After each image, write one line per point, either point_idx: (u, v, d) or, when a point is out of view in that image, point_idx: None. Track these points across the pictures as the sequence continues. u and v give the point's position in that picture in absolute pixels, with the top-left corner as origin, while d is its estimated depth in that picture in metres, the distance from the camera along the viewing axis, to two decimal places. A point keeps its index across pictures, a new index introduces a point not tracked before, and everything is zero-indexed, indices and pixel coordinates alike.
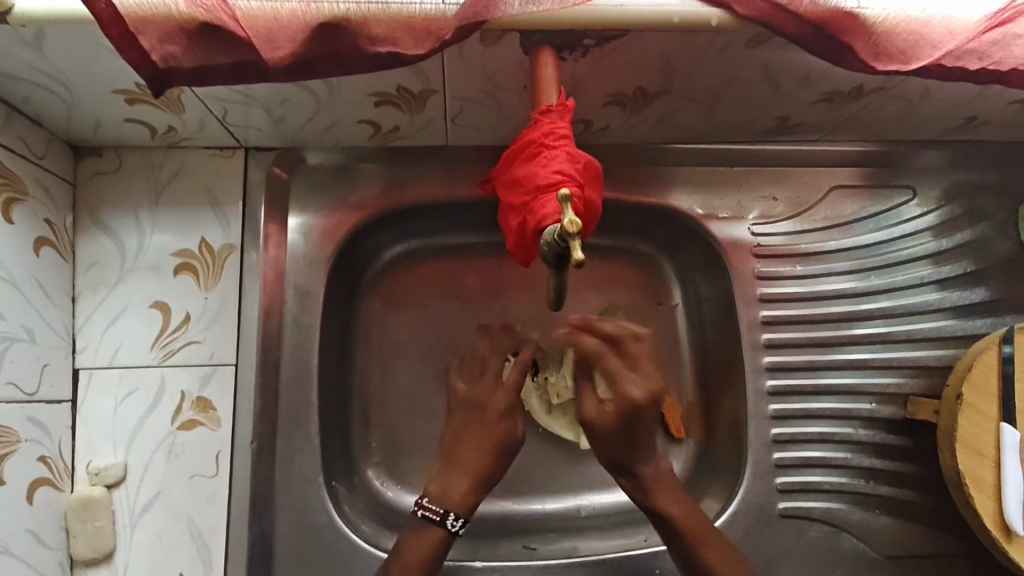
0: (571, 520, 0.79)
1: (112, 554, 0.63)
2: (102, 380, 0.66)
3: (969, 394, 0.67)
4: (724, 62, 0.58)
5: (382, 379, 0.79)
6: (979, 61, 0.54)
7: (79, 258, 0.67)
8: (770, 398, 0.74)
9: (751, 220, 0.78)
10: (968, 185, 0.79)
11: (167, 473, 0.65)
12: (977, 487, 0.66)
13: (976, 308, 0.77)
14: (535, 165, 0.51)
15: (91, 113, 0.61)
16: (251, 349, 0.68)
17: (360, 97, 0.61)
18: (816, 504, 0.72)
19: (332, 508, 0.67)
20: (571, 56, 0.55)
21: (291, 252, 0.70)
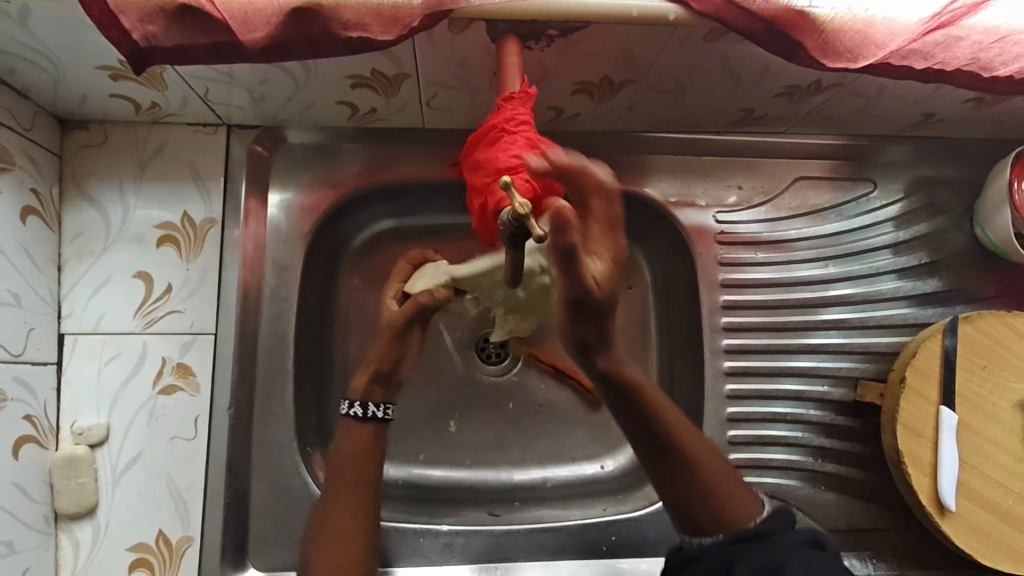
0: (536, 490, 0.83)
1: (95, 509, 0.67)
2: (86, 345, 0.69)
3: (912, 378, 0.71)
4: (686, 55, 0.61)
5: (359, 352, 0.82)
6: (924, 61, 0.57)
7: (65, 228, 0.70)
8: (726, 378, 0.78)
9: (716, 208, 0.81)
10: (927, 180, 0.83)
11: (147, 435, 0.68)
12: (916, 466, 0.69)
13: (928, 298, 0.81)
14: (496, 150, 0.54)
15: (77, 87, 0.64)
16: (230, 319, 0.71)
17: (337, 79, 0.63)
18: (767, 479, 0.76)
19: (305, 472, 0.71)
20: (536, 45, 0.58)
21: (271, 227, 0.74)
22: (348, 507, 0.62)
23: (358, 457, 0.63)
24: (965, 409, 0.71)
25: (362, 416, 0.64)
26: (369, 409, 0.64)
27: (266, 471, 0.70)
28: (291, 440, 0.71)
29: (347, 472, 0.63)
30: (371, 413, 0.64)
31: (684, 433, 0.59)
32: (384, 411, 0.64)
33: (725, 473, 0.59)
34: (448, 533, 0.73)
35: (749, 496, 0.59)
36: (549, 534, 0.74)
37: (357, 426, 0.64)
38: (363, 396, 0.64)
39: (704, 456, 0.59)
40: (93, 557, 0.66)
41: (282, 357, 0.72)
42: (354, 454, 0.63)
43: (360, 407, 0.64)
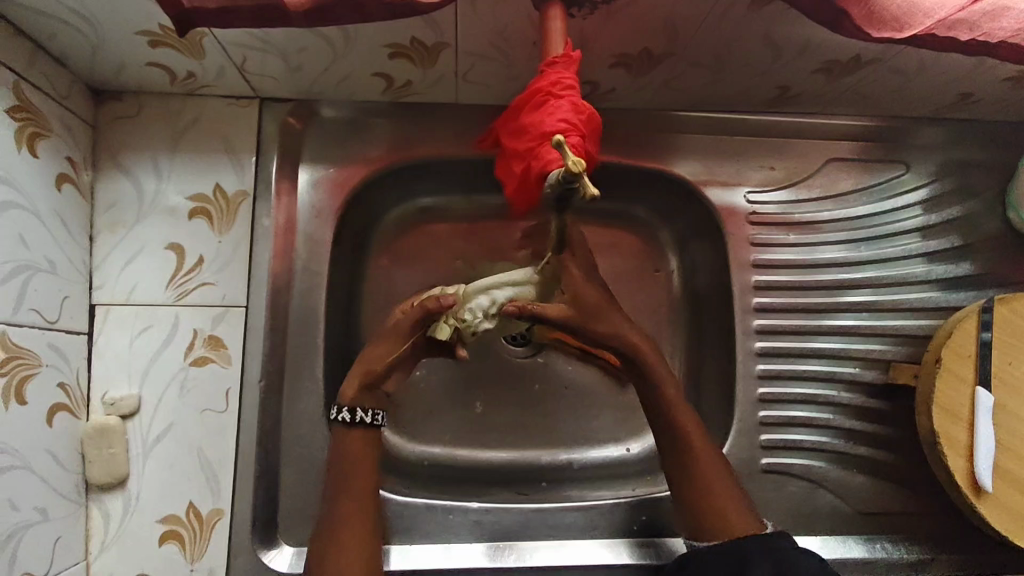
0: (562, 472, 0.82)
1: (125, 480, 0.66)
2: (118, 316, 0.68)
3: (948, 358, 0.70)
4: (727, 25, 0.61)
5: (386, 330, 0.82)
6: (969, 32, 0.56)
7: (97, 198, 0.70)
8: (757, 359, 0.77)
9: (747, 188, 0.80)
10: (960, 162, 0.82)
11: (179, 407, 0.68)
12: (951, 447, 0.69)
13: (961, 281, 0.80)
14: (541, 114, 0.54)
15: (114, 54, 0.63)
16: (261, 292, 0.71)
17: (374, 47, 0.63)
18: (797, 461, 0.75)
19: (334, 448, 0.71)
20: (580, 13, 0.58)
21: (301, 201, 0.74)
22: (353, 513, 0.61)
23: (365, 466, 0.63)
24: (1001, 391, 0.70)
25: (351, 422, 0.63)
26: (358, 414, 0.63)
27: (295, 445, 0.70)
28: (321, 415, 0.71)
29: (356, 472, 0.62)
30: (363, 417, 0.63)
31: (684, 422, 0.65)
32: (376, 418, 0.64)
33: (721, 488, 0.63)
34: (477, 511, 0.73)
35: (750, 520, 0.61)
36: (579, 513, 0.73)
37: (348, 432, 0.64)
38: (351, 402, 0.64)
39: (702, 451, 0.64)
40: (123, 529, 0.66)
41: (312, 331, 0.72)
42: (348, 460, 0.63)
43: (347, 412, 0.63)
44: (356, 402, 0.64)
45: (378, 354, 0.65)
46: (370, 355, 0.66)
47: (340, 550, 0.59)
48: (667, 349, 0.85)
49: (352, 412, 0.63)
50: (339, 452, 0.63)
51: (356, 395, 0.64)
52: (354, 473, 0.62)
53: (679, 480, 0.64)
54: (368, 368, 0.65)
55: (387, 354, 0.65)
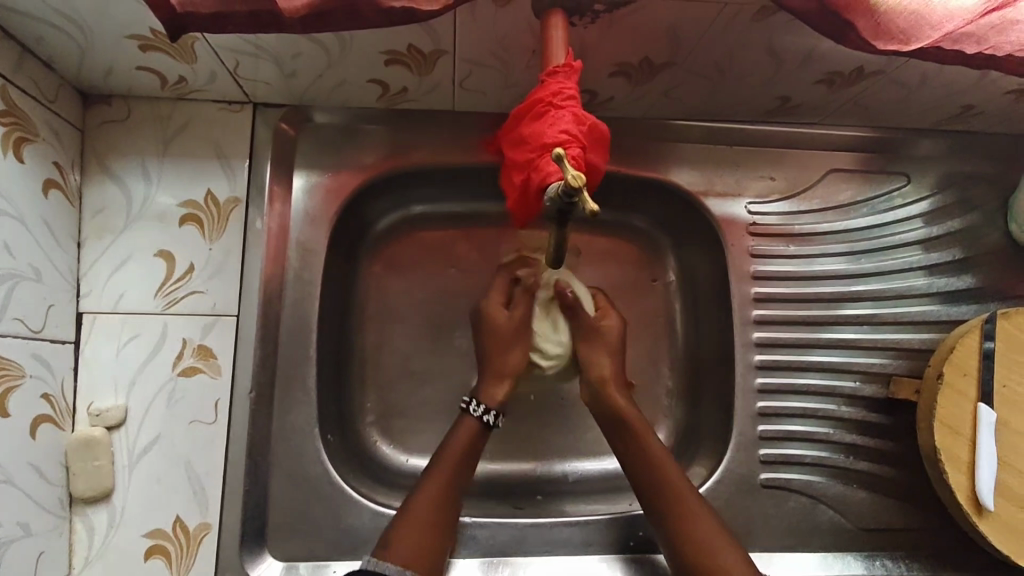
0: (558, 484, 0.81)
1: (111, 494, 0.65)
2: (106, 324, 0.67)
3: (950, 374, 0.69)
4: (730, 34, 0.60)
5: (379, 339, 0.80)
6: (976, 45, 0.56)
7: (86, 204, 0.68)
8: (756, 372, 0.76)
9: (747, 199, 0.79)
10: (961, 174, 0.81)
11: (167, 418, 0.66)
12: (953, 464, 0.68)
13: (962, 295, 0.79)
14: (542, 124, 0.53)
15: (104, 58, 0.62)
16: (253, 300, 0.69)
17: (371, 54, 0.62)
18: (797, 476, 0.74)
19: (326, 460, 0.70)
20: (581, 21, 0.57)
21: (295, 208, 0.72)
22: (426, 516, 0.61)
23: (460, 452, 0.66)
24: (1003, 407, 0.69)
25: (482, 421, 0.67)
26: (491, 416, 0.67)
27: (286, 457, 0.68)
28: (313, 426, 0.69)
29: (439, 469, 0.65)
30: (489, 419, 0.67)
31: (655, 458, 0.66)
32: (491, 417, 0.67)
33: (696, 516, 0.63)
34: (472, 525, 0.71)
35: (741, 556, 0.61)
36: (575, 528, 0.72)
37: (473, 425, 0.67)
38: (492, 402, 0.67)
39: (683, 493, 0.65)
40: (108, 543, 0.64)
41: (304, 342, 0.71)
42: (461, 446, 0.66)
43: (484, 410, 0.67)
44: (501, 406, 0.68)
45: (512, 359, 0.68)
46: (500, 359, 0.68)
47: (407, 537, 0.60)
48: (665, 360, 0.84)
49: (492, 414, 0.67)
50: (446, 443, 0.67)
51: (501, 399, 0.68)
52: (446, 460, 0.65)
53: (650, 504, 0.65)
54: (505, 370, 0.68)
55: (513, 359, 0.68)
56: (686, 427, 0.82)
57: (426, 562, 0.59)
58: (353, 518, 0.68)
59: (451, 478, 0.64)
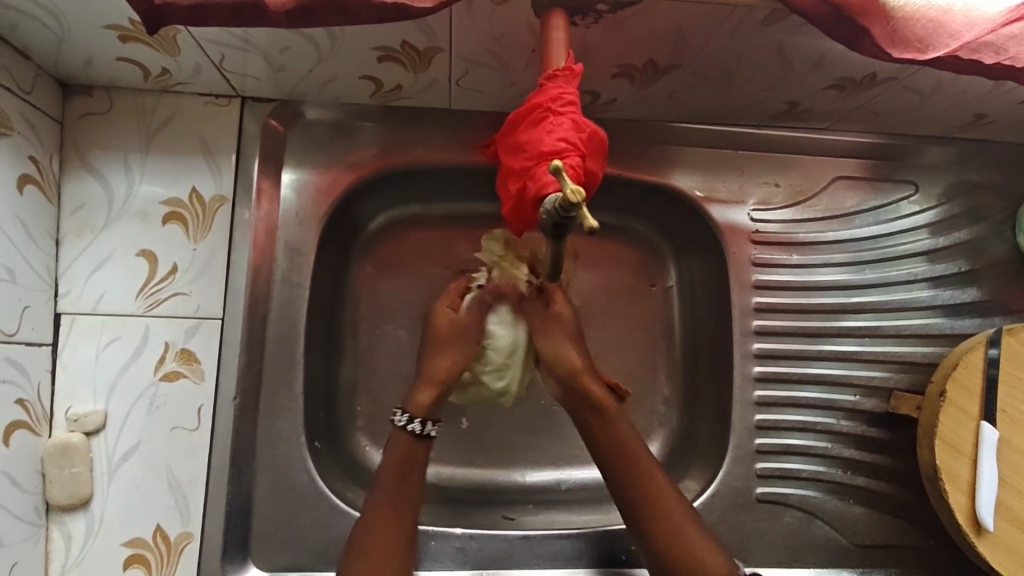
0: (551, 493, 0.79)
1: (89, 501, 0.63)
2: (85, 326, 0.64)
3: (953, 392, 0.67)
4: (737, 38, 0.58)
5: (369, 342, 0.78)
6: (996, 55, 0.53)
7: (64, 200, 0.65)
8: (755, 384, 0.75)
9: (750, 205, 0.77)
10: (969, 184, 0.79)
11: (147, 425, 0.64)
12: (953, 484, 0.66)
13: (966, 308, 0.77)
14: (540, 131, 0.50)
15: (82, 49, 0.59)
16: (238, 303, 0.67)
17: (362, 50, 0.59)
18: (792, 491, 0.73)
19: (312, 469, 0.68)
20: (583, 21, 0.55)
21: (284, 207, 0.70)
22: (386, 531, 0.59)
23: (400, 471, 0.61)
24: (1006, 426, 0.68)
25: (420, 434, 0.62)
26: (427, 428, 0.63)
27: (271, 465, 0.67)
28: (299, 434, 0.68)
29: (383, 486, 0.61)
30: (428, 433, 0.63)
31: (632, 455, 0.63)
32: (429, 428, 0.63)
33: (679, 518, 0.61)
34: (461, 537, 0.70)
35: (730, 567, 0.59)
36: (566, 542, 0.70)
37: (417, 445, 0.63)
38: (423, 413, 0.63)
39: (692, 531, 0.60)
40: (86, 552, 0.62)
41: (291, 347, 0.68)
42: (395, 467, 0.61)
43: (419, 424, 0.62)
44: (427, 414, 0.63)
45: (445, 362, 0.65)
46: (433, 364, 0.65)
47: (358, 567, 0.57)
48: (661, 368, 0.82)
49: (423, 425, 0.63)
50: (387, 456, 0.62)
51: (430, 405, 0.63)
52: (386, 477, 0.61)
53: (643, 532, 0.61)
54: (436, 381, 0.65)
55: (444, 364, 0.65)
56: (682, 437, 0.80)
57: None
58: (339, 528, 0.67)
59: (400, 495, 0.61)
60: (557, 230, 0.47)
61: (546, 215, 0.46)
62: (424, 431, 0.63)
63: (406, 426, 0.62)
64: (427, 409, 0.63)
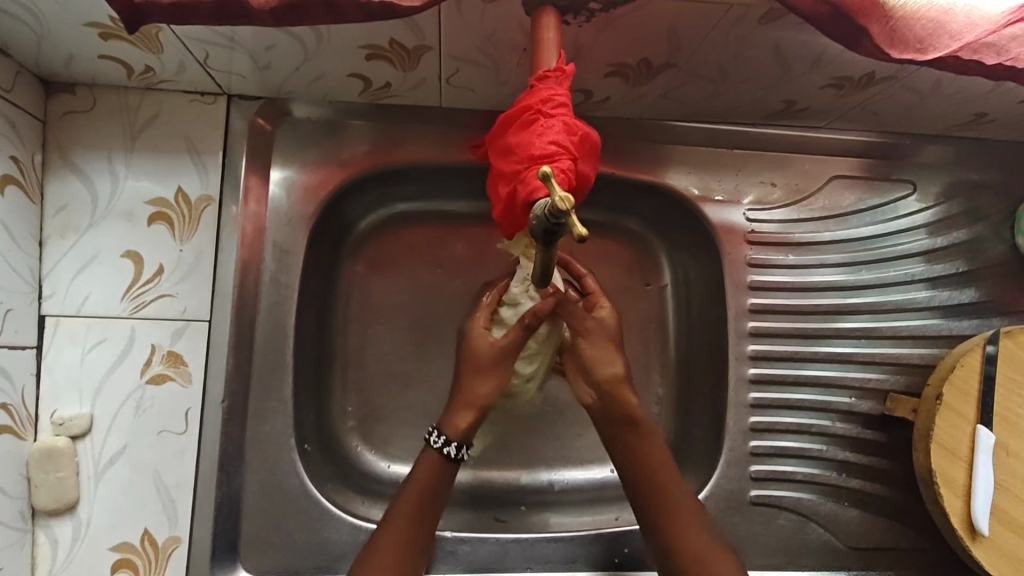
0: (544, 494, 0.79)
1: (75, 506, 0.62)
2: (69, 328, 0.63)
3: (949, 395, 0.67)
4: (733, 37, 0.56)
5: (360, 342, 0.77)
6: (997, 56, 0.53)
7: (48, 200, 0.64)
8: (750, 386, 0.74)
9: (747, 205, 0.76)
10: (969, 183, 0.78)
11: (134, 428, 0.63)
12: (948, 487, 0.66)
13: (964, 309, 0.77)
14: (530, 133, 0.49)
15: (63, 46, 0.58)
16: (226, 304, 0.66)
17: (350, 48, 0.58)
18: (787, 494, 0.73)
19: (302, 472, 0.67)
20: (575, 19, 0.54)
21: (272, 206, 0.69)
22: (399, 554, 0.58)
23: (423, 494, 0.60)
24: (1002, 429, 0.67)
25: (451, 457, 0.61)
26: (461, 451, 0.61)
27: (259, 468, 0.66)
28: (289, 437, 0.67)
29: (403, 507, 0.59)
30: (463, 458, 0.61)
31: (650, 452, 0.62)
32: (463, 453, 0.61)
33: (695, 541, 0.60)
34: (453, 540, 0.69)
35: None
36: (559, 544, 0.70)
37: (440, 465, 0.60)
38: (458, 437, 0.61)
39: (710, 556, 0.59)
40: (73, 556, 0.62)
41: (281, 349, 0.68)
42: (420, 488, 0.60)
43: (454, 447, 0.60)
44: (463, 438, 0.61)
45: (483, 390, 0.62)
46: (472, 390, 0.62)
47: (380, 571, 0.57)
48: (656, 369, 0.82)
49: (457, 447, 0.61)
50: (412, 476, 0.61)
51: (466, 430, 0.61)
52: (407, 498, 0.60)
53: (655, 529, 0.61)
54: (476, 403, 0.61)
55: (484, 390, 0.62)
56: (677, 438, 0.80)
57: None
58: (329, 532, 0.66)
59: (417, 516, 0.59)
60: (547, 236, 0.46)
61: (537, 223, 0.45)
62: (457, 455, 0.61)
63: (440, 449, 0.60)
64: (467, 432, 0.61)
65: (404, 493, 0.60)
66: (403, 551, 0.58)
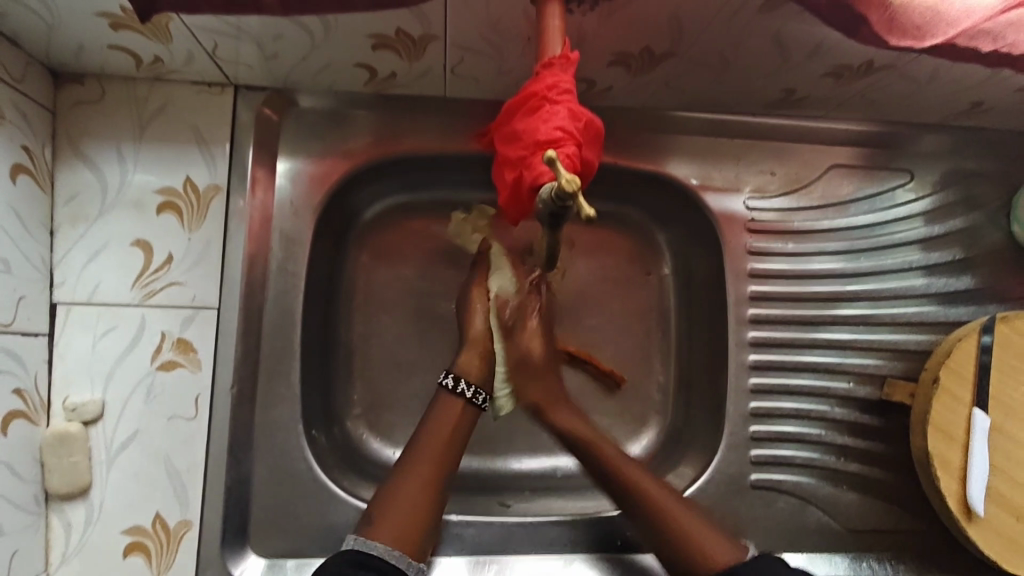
0: (547, 480, 0.80)
1: (88, 490, 0.63)
2: (81, 316, 0.64)
3: (946, 378, 0.68)
4: (733, 25, 0.58)
5: (365, 331, 0.78)
6: (992, 42, 0.55)
7: (58, 189, 0.65)
8: (749, 372, 0.75)
9: (746, 194, 0.77)
10: (965, 172, 0.79)
11: (144, 414, 0.64)
12: (945, 469, 0.67)
13: (960, 296, 0.78)
14: (536, 120, 0.50)
15: (73, 36, 0.59)
16: (234, 292, 0.67)
17: (356, 38, 0.59)
18: (786, 477, 0.74)
19: (310, 457, 0.68)
20: (579, 8, 0.55)
21: (279, 196, 0.69)
22: (426, 480, 0.62)
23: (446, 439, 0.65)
24: (998, 412, 0.69)
25: (451, 390, 0.68)
26: (459, 384, 0.68)
27: (268, 454, 0.67)
28: (296, 422, 0.68)
29: (426, 452, 0.64)
30: (462, 389, 0.68)
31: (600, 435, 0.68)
32: (480, 397, 0.68)
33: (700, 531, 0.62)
34: (458, 524, 0.70)
35: (726, 541, 0.61)
36: (562, 527, 0.71)
37: (450, 399, 0.67)
38: (461, 371, 0.69)
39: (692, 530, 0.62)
40: (85, 540, 0.63)
41: (288, 336, 0.69)
42: (447, 431, 0.65)
43: (451, 379, 0.68)
44: (465, 373, 0.69)
45: (477, 324, 0.71)
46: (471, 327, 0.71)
47: (399, 517, 0.60)
48: (657, 356, 0.83)
49: (453, 380, 0.68)
50: (438, 426, 0.66)
51: (473, 372, 0.69)
52: (433, 442, 0.65)
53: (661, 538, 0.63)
54: (477, 342, 0.71)
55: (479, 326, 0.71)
56: (677, 423, 0.81)
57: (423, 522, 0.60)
58: (336, 516, 0.67)
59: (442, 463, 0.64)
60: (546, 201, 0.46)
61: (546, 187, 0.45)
62: (455, 388, 0.68)
63: (444, 383, 0.68)
64: (470, 370, 0.69)
65: (428, 438, 0.65)
66: (429, 482, 0.62)
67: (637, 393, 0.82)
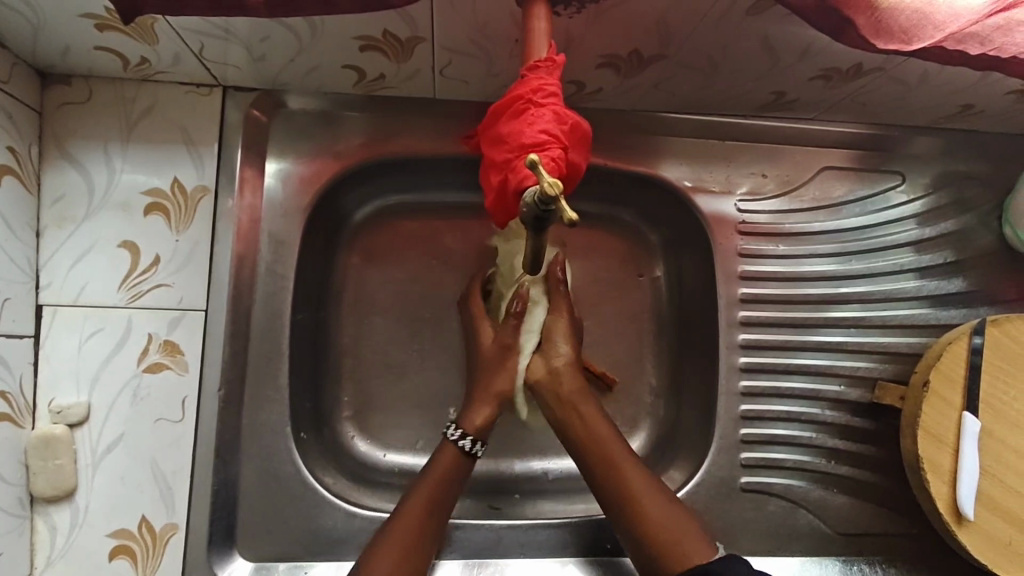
0: (538, 483, 0.80)
1: (74, 493, 0.63)
2: (67, 318, 0.64)
3: (936, 382, 0.68)
4: (721, 28, 0.57)
5: (355, 332, 0.78)
6: (980, 46, 0.55)
7: (45, 190, 0.65)
8: (740, 375, 0.75)
9: (738, 196, 0.77)
10: (956, 174, 0.79)
11: (130, 416, 0.64)
12: (935, 473, 0.67)
13: (952, 298, 0.78)
14: (521, 123, 0.50)
15: (59, 38, 0.58)
16: (222, 294, 0.67)
17: (343, 40, 0.59)
18: (777, 480, 0.74)
19: (298, 459, 0.68)
20: (566, 11, 0.55)
21: (268, 198, 0.69)
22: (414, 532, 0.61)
23: (439, 484, 0.63)
24: (988, 416, 0.68)
25: (467, 451, 0.65)
26: (475, 446, 0.65)
27: (256, 456, 0.67)
28: (284, 425, 0.68)
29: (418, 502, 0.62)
30: (465, 443, 0.65)
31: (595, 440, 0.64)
32: (475, 446, 0.65)
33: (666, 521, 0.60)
34: (447, 527, 0.70)
35: (701, 540, 0.59)
36: (552, 530, 0.71)
37: (449, 449, 0.65)
38: (474, 431, 0.65)
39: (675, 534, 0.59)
40: (71, 544, 0.62)
41: (276, 338, 0.68)
42: (438, 483, 0.63)
43: (470, 442, 0.65)
44: (479, 433, 0.65)
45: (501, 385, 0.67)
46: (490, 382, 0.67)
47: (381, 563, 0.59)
48: (648, 358, 0.83)
49: (472, 443, 0.65)
50: (431, 466, 0.65)
51: (481, 426, 0.65)
52: (426, 488, 0.63)
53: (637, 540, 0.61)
54: (491, 396, 0.67)
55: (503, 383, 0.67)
56: (668, 426, 0.81)
57: (408, 566, 0.60)
58: (324, 518, 0.67)
59: (434, 504, 0.63)
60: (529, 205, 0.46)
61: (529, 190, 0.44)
62: (473, 450, 0.65)
63: (457, 441, 0.65)
64: (483, 427, 0.65)
65: (421, 483, 0.63)
66: (417, 534, 0.61)
67: (629, 395, 0.81)
